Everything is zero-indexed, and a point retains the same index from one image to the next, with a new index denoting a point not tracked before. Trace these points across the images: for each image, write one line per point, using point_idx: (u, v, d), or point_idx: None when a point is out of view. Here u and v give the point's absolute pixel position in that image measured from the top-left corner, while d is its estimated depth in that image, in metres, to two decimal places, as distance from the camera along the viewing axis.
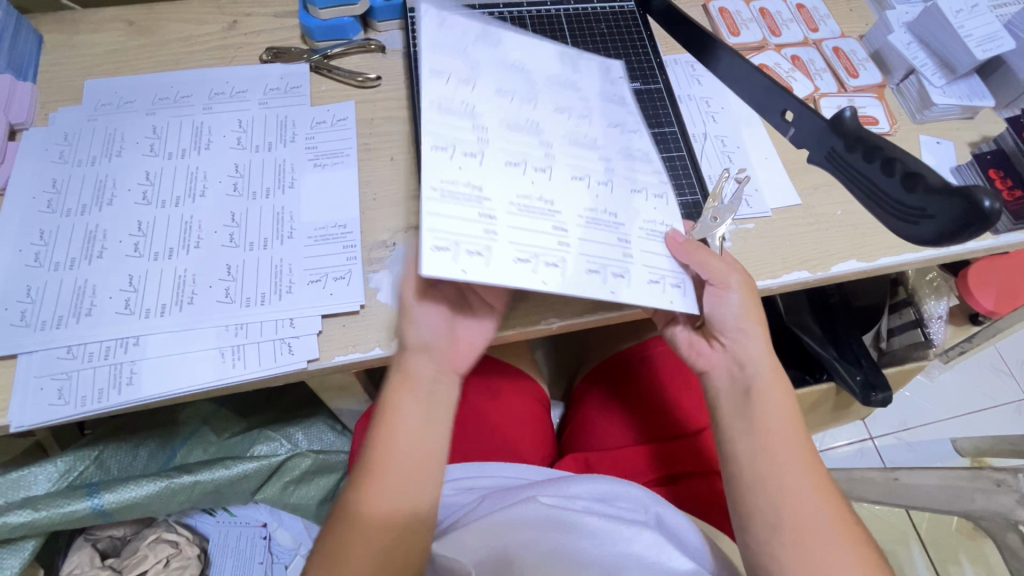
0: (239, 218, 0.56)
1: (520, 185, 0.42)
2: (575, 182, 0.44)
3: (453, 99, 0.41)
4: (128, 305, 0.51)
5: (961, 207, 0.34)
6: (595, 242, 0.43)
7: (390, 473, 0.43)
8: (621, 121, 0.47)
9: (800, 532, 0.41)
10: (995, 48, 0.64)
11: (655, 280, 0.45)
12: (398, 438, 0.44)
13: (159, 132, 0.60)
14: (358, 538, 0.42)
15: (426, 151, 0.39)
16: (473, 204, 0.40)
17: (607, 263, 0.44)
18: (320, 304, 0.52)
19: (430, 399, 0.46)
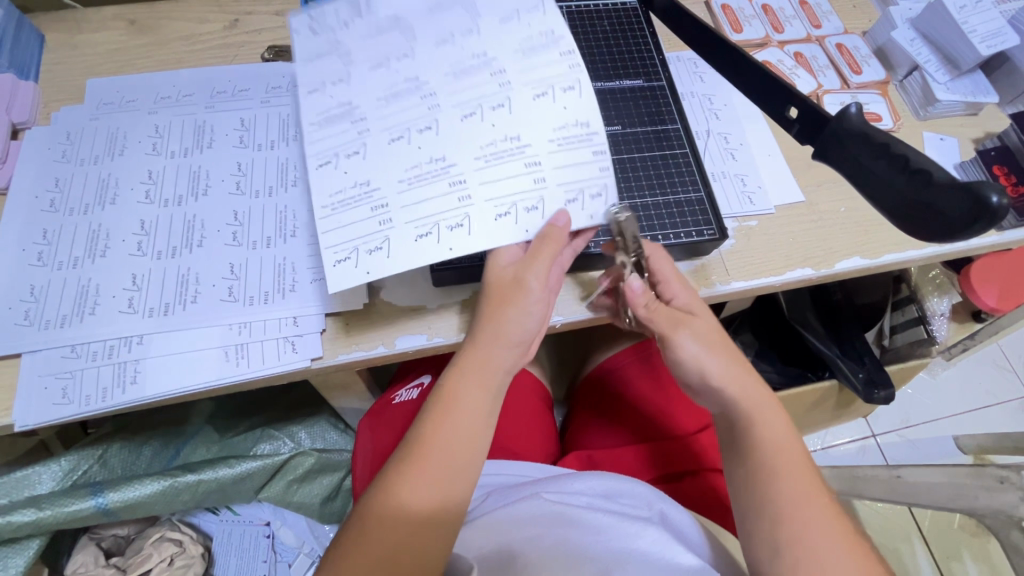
0: (242, 217, 0.56)
1: (407, 157, 0.44)
2: (469, 121, 0.45)
3: (329, 100, 0.46)
4: (131, 305, 0.51)
5: (965, 201, 0.33)
6: (496, 180, 0.45)
7: (441, 458, 0.43)
8: (498, 46, 0.47)
9: (803, 525, 0.40)
10: (1000, 44, 0.64)
11: (573, 198, 0.46)
12: (447, 422, 0.44)
13: (162, 131, 0.60)
14: (384, 520, 0.41)
15: (313, 173, 0.44)
16: (363, 199, 0.44)
17: (516, 199, 0.45)
18: (324, 302, 0.52)
19: (485, 389, 0.46)
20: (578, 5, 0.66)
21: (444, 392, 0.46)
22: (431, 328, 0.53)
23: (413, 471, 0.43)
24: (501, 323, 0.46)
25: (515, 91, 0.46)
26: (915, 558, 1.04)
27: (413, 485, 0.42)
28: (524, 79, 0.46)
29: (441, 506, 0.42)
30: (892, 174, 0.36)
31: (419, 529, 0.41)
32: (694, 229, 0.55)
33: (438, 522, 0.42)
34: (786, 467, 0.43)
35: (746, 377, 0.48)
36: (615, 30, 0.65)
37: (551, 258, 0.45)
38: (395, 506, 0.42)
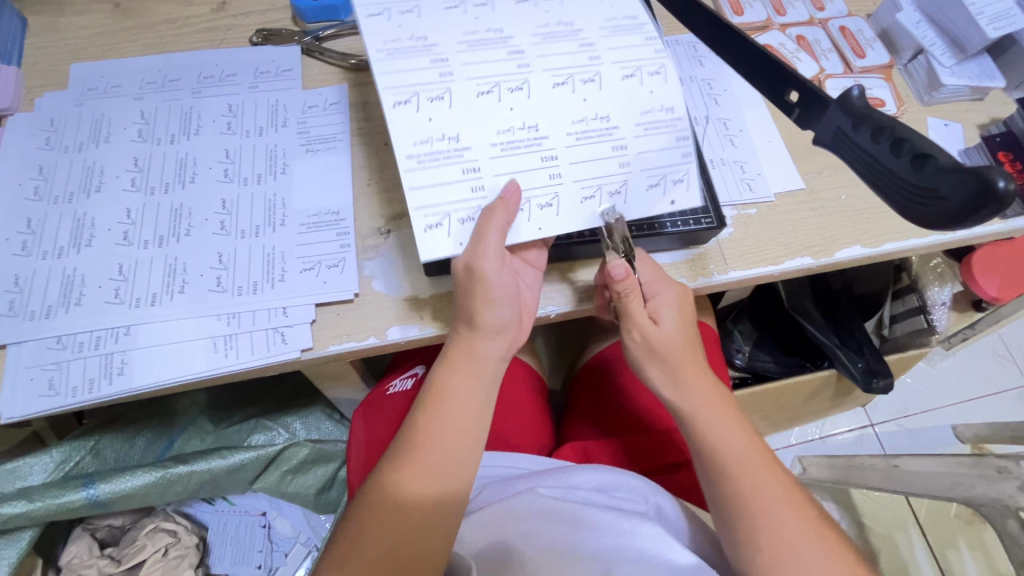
0: (230, 205, 0.55)
1: (500, 117, 0.43)
2: (558, 90, 0.44)
3: (404, 36, 0.43)
4: (118, 295, 0.50)
5: (970, 189, 0.31)
6: (586, 162, 0.45)
7: (432, 446, 0.43)
8: (587, 21, 0.46)
9: (774, 527, 0.41)
10: (1008, 26, 0.62)
11: (654, 183, 0.47)
12: (440, 412, 0.45)
13: (147, 118, 0.59)
14: (384, 517, 0.41)
15: (391, 111, 0.41)
16: (449, 158, 0.42)
17: (602, 183, 0.45)
18: (316, 292, 0.51)
19: (478, 376, 0.46)
20: None
21: (433, 384, 0.46)
22: (423, 319, 0.52)
23: (407, 460, 0.43)
24: (480, 314, 0.45)
25: (603, 66, 0.45)
26: (910, 547, 1.04)
27: (407, 475, 0.42)
28: (613, 51, 0.45)
29: (435, 495, 0.42)
30: (896, 160, 0.34)
31: (414, 517, 0.41)
32: (692, 217, 0.54)
33: (436, 508, 0.42)
34: (747, 469, 0.44)
35: (702, 381, 0.48)
36: None
37: (501, 231, 0.43)
38: (387, 494, 0.42)
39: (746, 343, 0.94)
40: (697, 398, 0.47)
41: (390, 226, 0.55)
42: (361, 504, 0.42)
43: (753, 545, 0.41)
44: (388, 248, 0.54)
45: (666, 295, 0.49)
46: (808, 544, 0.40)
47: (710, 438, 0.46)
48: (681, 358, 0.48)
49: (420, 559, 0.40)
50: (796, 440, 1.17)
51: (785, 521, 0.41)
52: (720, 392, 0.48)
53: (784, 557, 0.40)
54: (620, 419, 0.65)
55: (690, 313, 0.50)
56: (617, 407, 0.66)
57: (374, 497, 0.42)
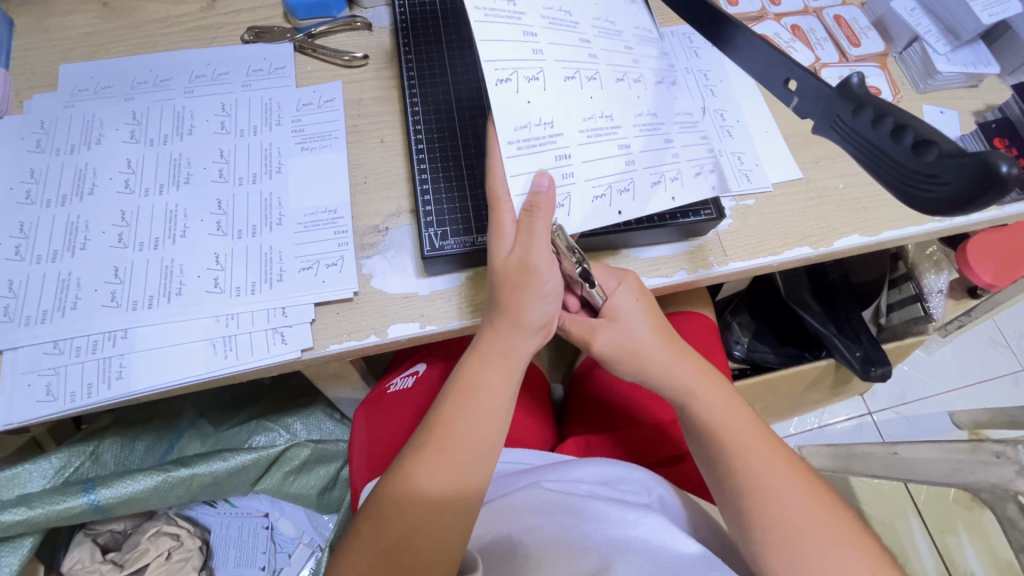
0: (226, 205, 0.54)
1: (583, 103, 0.46)
2: (620, 84, 0.48)
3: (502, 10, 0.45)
4: (114, 298, 0.50)
5: (975, 174, 0.30)
6: (650, 150, 0.48)
7: (465, 439, 0.44)
8: (637, 28, 0.51)
9: (772, 505, 0.41)
10: (1003, 12, 0.62)
11: (698, 171, 0.50)
12: (470, 406, 0.45)
13: (140, 118, 0.58)
14: (403, 514, 0.40)
15: (494, 89, 0.43)
16: (545, 139, 0.44)
17: (665, 170, 0.48)
18: (314, 291, 0.51)
19: (508, 368, 0.46)
20: None
21: (462, 379, 0.46)
22: (423, 316, 0.52)
23: (433, 454, 0.43)
24: (516, 308, 0.46)
25: (645, 68, 0.50)
26: (909, 534, 1.05)
27: (433, 470, 0.42)
28: (648, 55, 0.50)
29: (459, 491, 0.42)
30: (896, 147, 0.33)
31: (436, 512, 0.41)
32: (691, 209, 0.54)
33: (456, 501, 0.42)
34: (746, 445, 0.44)
35: (680, 358, 0.48)
36: None
37: (547, 225, 0.43)
38: (410, 489, 0.41)
39: (745, 334, 0.95)
40: (683, 379, 0.47)
41: (388, 223, 0.55)
42: (380, 498, 0.42)
43: (757, 526, 0.41)
44: (386, 246, 0.54)
45: (622, 287, 0.49)
46: (812, 516, 0.41)
47: (705, 418, 0.46)
48: (656, 348, 0.48)
49: (436, 556, 0.39)
50: (796, 430, 1.18)
51: (787, 496, 0.41)
52: (704, 370, 0.48)
53: (791, 536, 0.40)
54: (620, 414, 0.64)
55: (651, 302, 0.50)
56: (616, 401, 0.66)
57: (396, 490, 0.42)
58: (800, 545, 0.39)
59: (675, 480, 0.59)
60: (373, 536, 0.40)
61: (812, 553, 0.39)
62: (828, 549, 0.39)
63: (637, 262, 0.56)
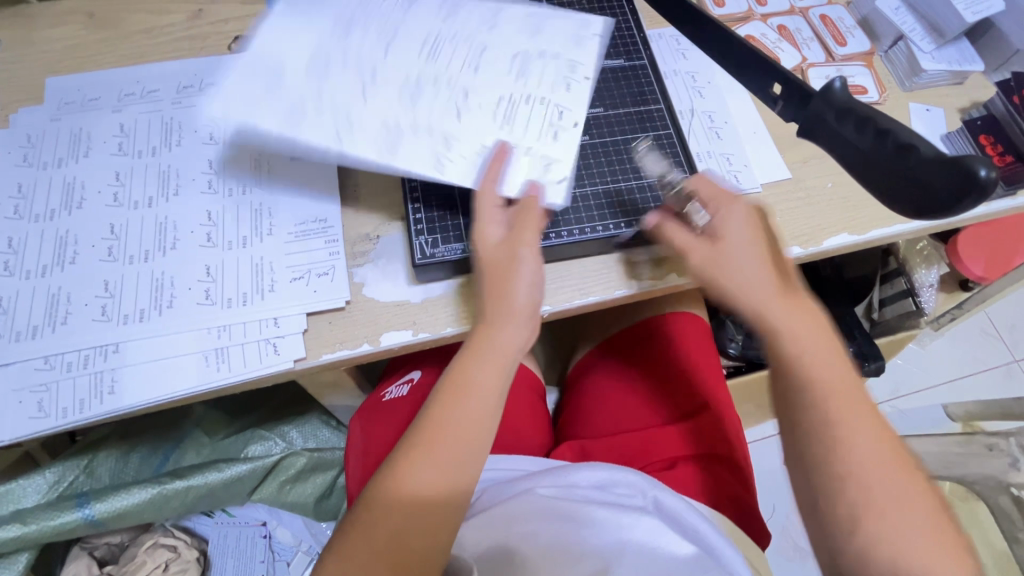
0: (216, 216, 0.54)
1: (449, 125, 0.54)
2: (466, 86, 0.57)
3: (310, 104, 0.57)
4: (105, 313, 0.50)
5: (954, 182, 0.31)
6: (523, 102, 0.55)
7: (454, 443, 0.43)
8: (515, 37, 0.59)
9: (852, 468, 0.37)
10: (986, 11, 0.63)
11: (567, 79, 0.57)
12: (461, 407, 0.44)
13: (127, 130, 0.58)
14: (390, 518, 0.41)
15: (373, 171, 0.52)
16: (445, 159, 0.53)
17: (544, 107, 0.55)
18: (306, 301, 0.51)
19: (499, 365, 0.46)
20: None
21: (454, 377, 0.45)
22: (416, 324, 0.52)
23: (422, 458, 0.42)
24: (507, 303, 0.47)
25: (389, 81, 0.58)
26: None
27: (422, 475, 0.42)
28: (395, 66, 0.58)
29: (450, 484, 0.42)
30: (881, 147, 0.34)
31: (423, 517, 0.41)
32: None
33: (442, 505, 0.42)
34: (837, 398, 0.40)
35: (780, 290, 0.43)
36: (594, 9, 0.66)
37: (535, 226, 0.49)
38: (399, 496, 0.41)
39: (738, 332, 0.95)
40: (785, 312, 0.43)
41: (379, 232, 0.55)
42: (372, 493, 0.42)
43: (833, 483, 0.38)
44: (378, 254, 0.54)
45: (732, 211, 0.46)
46: (894, 482, 0.37)
47: (801, 360, 0.41)
48: (766, 274, 0.44)
49: (420, 559, 0.41)
50: None
51: (870, 461, 0.37)
52: (807, 307, 0.43)
53: (870, 499, 0.36)
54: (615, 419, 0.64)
55: (761, 231, 0.46)
56: (611, 407, 0.65)
57: (390, 485, 0.42)
58: (878, 508, 0.36)
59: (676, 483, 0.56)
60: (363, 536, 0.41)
61: (890, 519, 0.36)
62: (906, 519, 0.36)
63: (627, 265, 0.56)
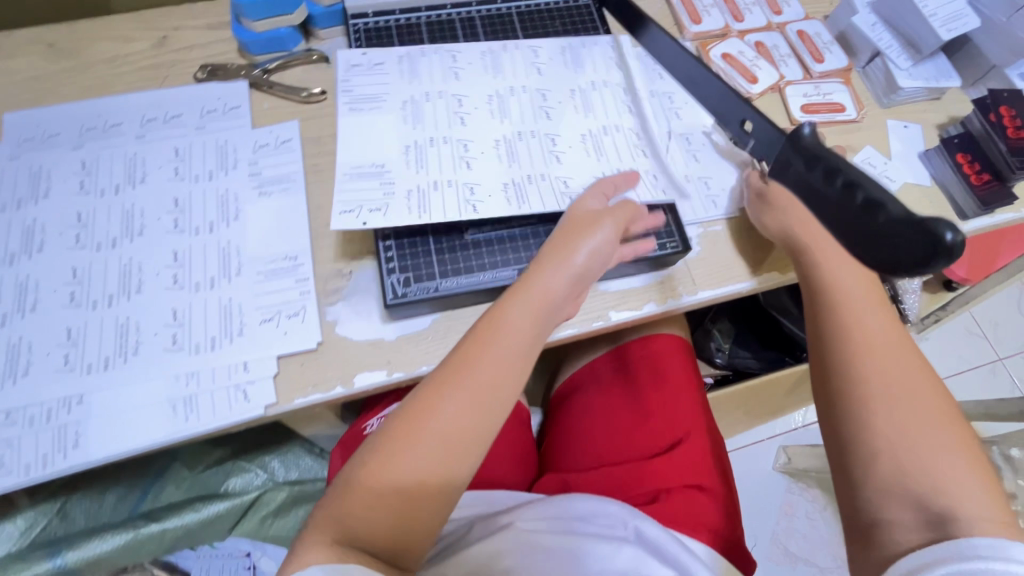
0: (183, 256, 0.53)
1: (488, 154, 0.55)
2: (505, 112, 0.58)
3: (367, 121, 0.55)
4: (68, 362, 0.48)
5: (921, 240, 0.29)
6: (567, 125, 0.58)
7: (484, 376, 0.42)
8: (565, 74, 0.61)
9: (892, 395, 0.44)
10: (961, 28, 0.62)
11: (628, 101, 0.61)
12: (498, 341, 0.44)
13: (89, 168, 0.56)
14: (416, 448, 0.40)
15: (338, 222, 0.50)
16: (545, 177, 0.55)
17: (599, 129, 0.59)
18: (276, 344, 0.50)
19: (541, 309, 0.46)
20: (528, 6, 0.67)
21: (492, 315, 0.45)
22: (391, 363, 0.51)
23: (451, 392, 0.42)
24: (563, 254, 0.47)
25: (490, 91, 0.59)
26: None
27: (448, 410, 0.41)
28: (507, 79, 0.60)
29: (474, 426, 0.41)
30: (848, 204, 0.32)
31: (444, 450, 0.40)
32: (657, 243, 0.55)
33: (467, 441, 0.41)
34: (879, 341, 0.46)
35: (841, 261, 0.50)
36: (567, 28, 0.66)
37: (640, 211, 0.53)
38: (424, 426, 0.40)
39: (725, 341, 0.96)
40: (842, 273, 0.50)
41: (352, 266, 0.54)
42: (388, 430, 0.41)
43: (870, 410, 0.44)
44: (350, 291, 0.53)
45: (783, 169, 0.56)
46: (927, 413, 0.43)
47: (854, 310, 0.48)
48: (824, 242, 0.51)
49: (441, 494, 0.40)
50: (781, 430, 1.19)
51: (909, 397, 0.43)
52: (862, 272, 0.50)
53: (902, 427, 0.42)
54: (600, 451, 0.64)
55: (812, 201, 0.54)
56: (594, 439, 0.66)
57: (412, 423, 0.41)
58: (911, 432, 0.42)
59: (663, 516, 0.55)
60: (384, 461, 0.40)
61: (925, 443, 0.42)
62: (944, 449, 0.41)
63: (605, 296, 0.55)
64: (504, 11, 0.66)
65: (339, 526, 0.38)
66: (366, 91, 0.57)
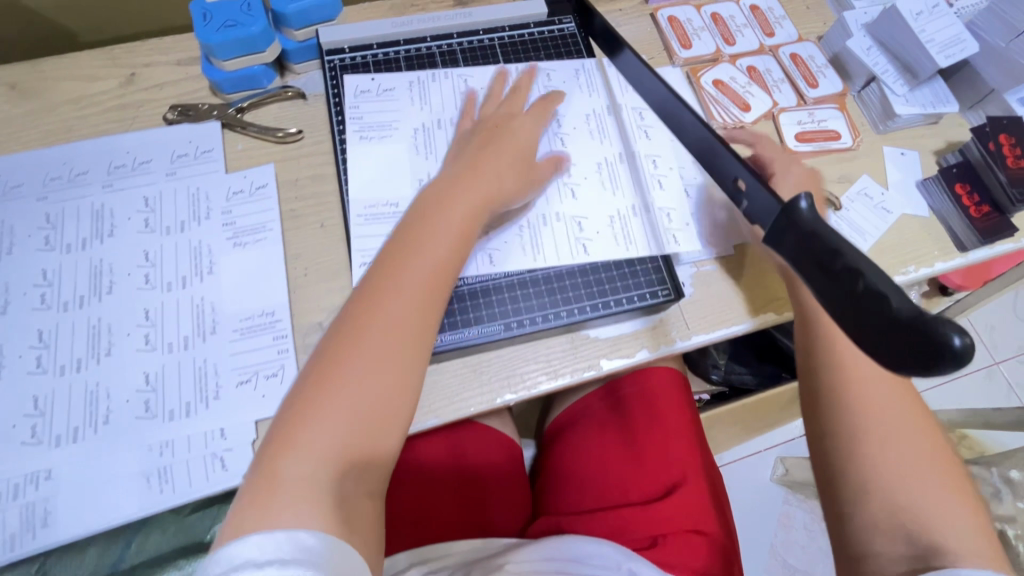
0: (154, 315, 0.50)
1: None
2: None
3: (373, 152, 0.57)
4: (35, 434, 0.46)
5: (917, 344, 0.25)
6: (582, 157, 0.58)
7: (394, 302, 0.41)
8: (583, 96, 0.62)
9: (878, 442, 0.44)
10: (959, 54, 0.60)
11: (644, 129, 0.61)
12: (407, 268, 0.42)
13: (54, 222, 0.53)
14: (342, 389, 0.38)
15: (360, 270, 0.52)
16: (559, 216, 0.55)
17: (615, 162, 0.59)
18: (253, 407, 0.48)
19: (455, 234, 0.45)
20: (511, 35, 0.65)
21: (399, 246, 0.44)
22: None
23: (362, 319, 0.40)
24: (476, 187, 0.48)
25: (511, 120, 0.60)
26: None
27: (367, 342, 0.39)
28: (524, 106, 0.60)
29: (401, 351, 0.40)
30: (837, 286, 0.29)
31: (372, 381, 0.38)
32: (647, 290, 0.54)
33: (392, 366, 0.39)
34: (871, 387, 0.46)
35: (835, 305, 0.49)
36: (552, 58, 0.64)
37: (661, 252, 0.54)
38: (341, 366, 0.38)
39: (722, 358, 0.95)
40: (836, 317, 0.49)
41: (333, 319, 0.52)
42: (310, 373, 0.39)
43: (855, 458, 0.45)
44: None
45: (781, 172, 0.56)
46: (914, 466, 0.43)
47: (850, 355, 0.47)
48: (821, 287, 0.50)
49: (383, 425, 0.38)
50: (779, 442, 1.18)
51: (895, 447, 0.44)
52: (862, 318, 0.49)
53: (890, 475, 0.43)
54: (595, 492, 0.63)
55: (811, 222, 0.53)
56: (589, 478, 0.64)
57: (333, 361, 0.38)
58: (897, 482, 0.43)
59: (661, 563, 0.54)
60: (309, 413, 0.37)
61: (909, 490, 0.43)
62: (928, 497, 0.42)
63: (597, 343, 0.53)
64: (487, 42, 0.64)
65: (269, 495, 0.34)
66: (371, 120, 0.58)
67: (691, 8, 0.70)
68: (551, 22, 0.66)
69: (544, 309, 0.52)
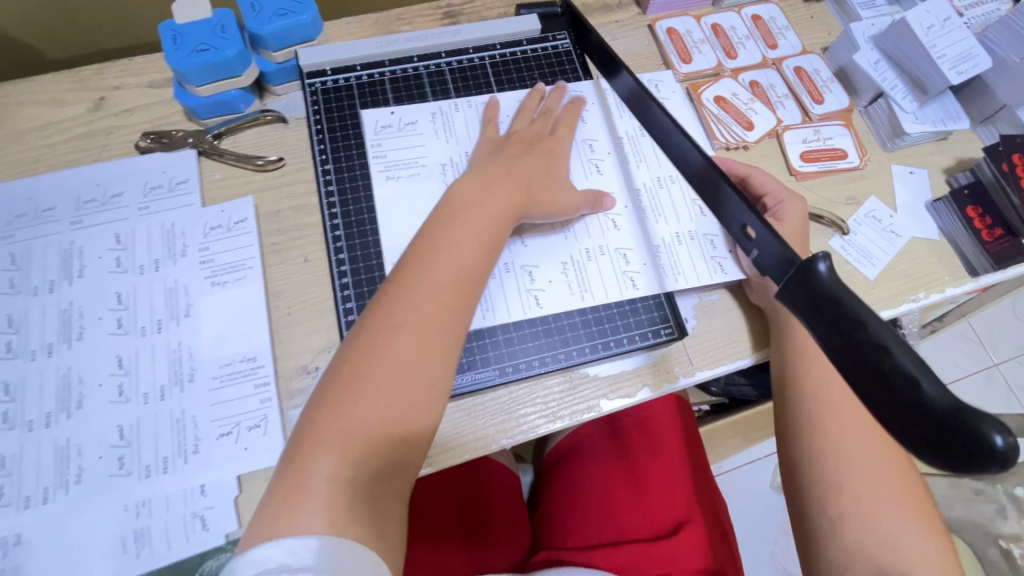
0: (128, 363, 0.48)
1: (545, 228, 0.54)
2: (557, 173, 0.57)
3: (403, 194, 0.54)
4: (3, 497, 0.43)
5: (955, 440, 0.23)
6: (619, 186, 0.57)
7: (428, 282, 0.41)
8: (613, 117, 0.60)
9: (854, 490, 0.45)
10: (971, 70, 0.57)
11: None
12: (438, 250, 0.43)
13: (19, 263, 0.50)
14: (377, 368, 0.38)
15: None
16: (603, 251, 0.54)
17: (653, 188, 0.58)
18: (234, 461, 0.45)
19: (482, 218, 0.46)
20: (503, 53, 0.62)
21: (431, 231, 0.45)
22: None
23: (394, 299, 0.41)
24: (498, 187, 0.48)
25: None
26: None
27: (401, 323, 0.40)
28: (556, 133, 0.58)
29: (438, 326, 0.41)
30: (860, 360, 0.26)
31: (407, 362, 0.39)
32: (650, 329, 0.52)
33: (427, 347, 0.40)
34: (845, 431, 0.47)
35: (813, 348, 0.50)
36: (546, 77, 0.61)
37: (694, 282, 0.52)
38: (375, 345, 0.39)
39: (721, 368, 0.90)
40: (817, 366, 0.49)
41: (318, 361, 0.49)
42: (343, 361, 0.39)
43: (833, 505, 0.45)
44: None
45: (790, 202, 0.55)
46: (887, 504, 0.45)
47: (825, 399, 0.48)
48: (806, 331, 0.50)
49: (418, 407, 0.39)
50: None
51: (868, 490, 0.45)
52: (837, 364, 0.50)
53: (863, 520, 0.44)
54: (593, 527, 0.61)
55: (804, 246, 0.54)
56: (586, 513, 0.62)
57: (364, 361, 0.38)
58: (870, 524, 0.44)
59: None
60: (346, 393, 0.37)
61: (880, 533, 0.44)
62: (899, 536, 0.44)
63: (596, 381, 0.51)
64: (477, 61, 0.61)
65: (309, 476, 0.35)
66: (397, 156, 0.56)
67: (691, 19, 0.67)
68: (544, 38, 0.63)
69: (541, 351, 0.50)
